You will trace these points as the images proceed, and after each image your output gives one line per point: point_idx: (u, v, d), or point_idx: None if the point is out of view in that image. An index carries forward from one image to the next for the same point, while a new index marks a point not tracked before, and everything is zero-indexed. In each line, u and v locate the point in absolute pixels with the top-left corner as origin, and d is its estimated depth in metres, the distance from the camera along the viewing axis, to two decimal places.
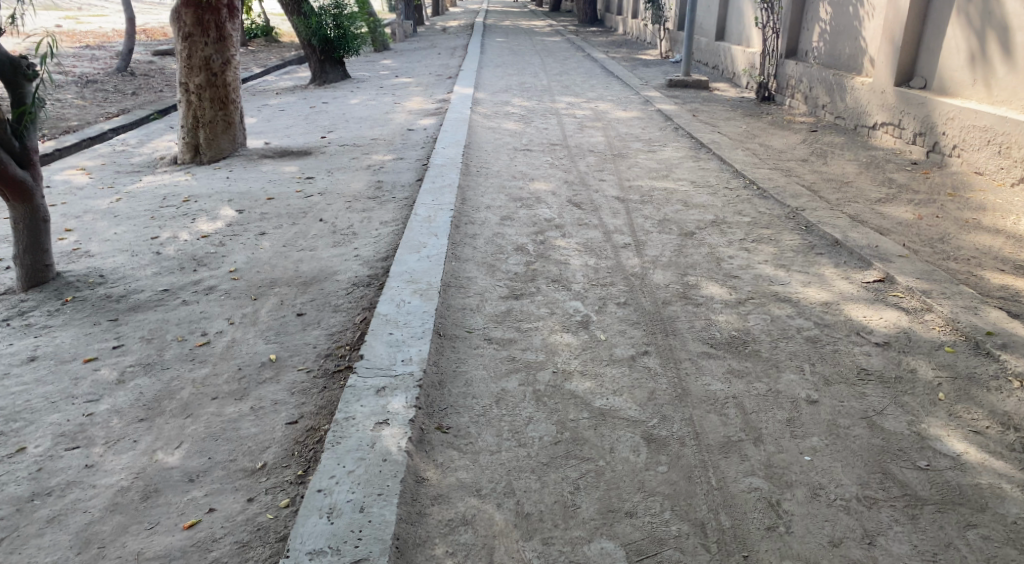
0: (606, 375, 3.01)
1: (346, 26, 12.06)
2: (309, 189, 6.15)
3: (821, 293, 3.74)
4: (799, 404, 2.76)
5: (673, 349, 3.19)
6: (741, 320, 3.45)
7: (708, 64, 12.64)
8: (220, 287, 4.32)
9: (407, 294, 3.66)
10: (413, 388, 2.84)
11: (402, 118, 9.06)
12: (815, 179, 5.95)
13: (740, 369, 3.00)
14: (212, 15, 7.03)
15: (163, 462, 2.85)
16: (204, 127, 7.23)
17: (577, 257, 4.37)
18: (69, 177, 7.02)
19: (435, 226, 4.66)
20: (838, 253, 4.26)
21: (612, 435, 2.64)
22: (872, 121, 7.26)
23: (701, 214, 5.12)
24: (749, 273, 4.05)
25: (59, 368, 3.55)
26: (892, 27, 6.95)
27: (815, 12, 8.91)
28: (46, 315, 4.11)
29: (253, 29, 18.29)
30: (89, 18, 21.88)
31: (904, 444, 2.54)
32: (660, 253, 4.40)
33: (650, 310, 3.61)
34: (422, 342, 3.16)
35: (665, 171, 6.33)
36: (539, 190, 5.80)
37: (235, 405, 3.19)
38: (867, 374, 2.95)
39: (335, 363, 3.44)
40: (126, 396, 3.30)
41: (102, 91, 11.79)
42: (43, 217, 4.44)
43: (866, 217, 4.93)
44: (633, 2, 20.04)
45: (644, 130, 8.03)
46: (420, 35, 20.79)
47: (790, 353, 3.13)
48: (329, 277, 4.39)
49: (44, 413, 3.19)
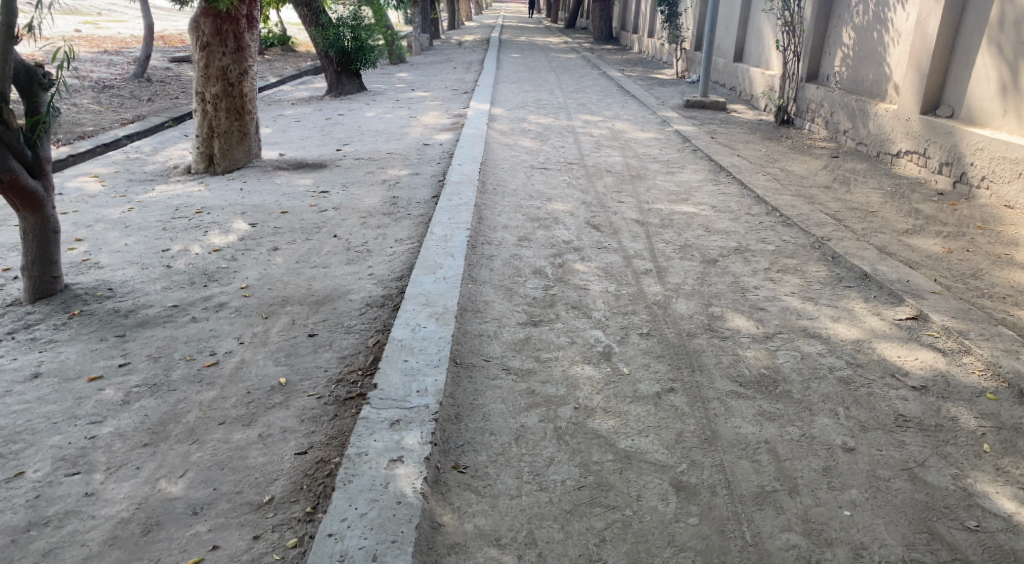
0: (630, 413, 2.89)
1: (364, 39, 11.96)
2: (323, 203, 6.06)
3: (851, 329, 3.61)
4: (835, 452, 2.64)
5: (700, 387, 3.06)
6: (770, 357, 3.32)
7: (726, 84, 12.54)
8: (230, 304, 4.22)
9: (423, 318, 3.54)
10: (429, 422, 2.71)
11: (418, 132, 8.99)
12: (838, 207, 5.81)
13: (771, 411, 2.88)
14: (231, 26, 6.96)
15: (167, 492, 2.73)
16: (219, 137, 7.16)
17: (598, 282, 4.25)
18: (81, 185, 6.94)
19: (452, 246, 4.54)
20: (867, 287, 4.13)
21: (640, 480, 2.52)
22: (896, 149, 7.14)
23: (723, 240, 4.99)
24: (776, 305, 3.92)
25: (63, 387, 3.44)
26: (919, 54, 6.83)
27: (837, 36, 8.80)
28: (52, 328, 4.01)
29: (270, 38, 18.33)
30: (107, 23, 22.03)
31: (950, 502, 2.42)
32: (683, 280, 4.28)
33: (674, 343, 3.48)
34: (438, 372, 3.04)
35: (684, 194, 6.22)
36: (557, 210, 5.69)
37: (243, 432, 3.07)
38: (904, 420, 2.82)
39: (347, 390, 3.32)
40: (130, 419, 3.18)
41: (117, 96, 11.79)
42: (53, 228, 4.34)
43: (894, 249, 4.80)
44: (650, 20, 19.98)
45: (662, 151, 7.92)
46: (436, 48, 20.79)
47: (822, 395, 3.00)
48: (342, 296, 4.28)
49: (45, 435, 3.08)
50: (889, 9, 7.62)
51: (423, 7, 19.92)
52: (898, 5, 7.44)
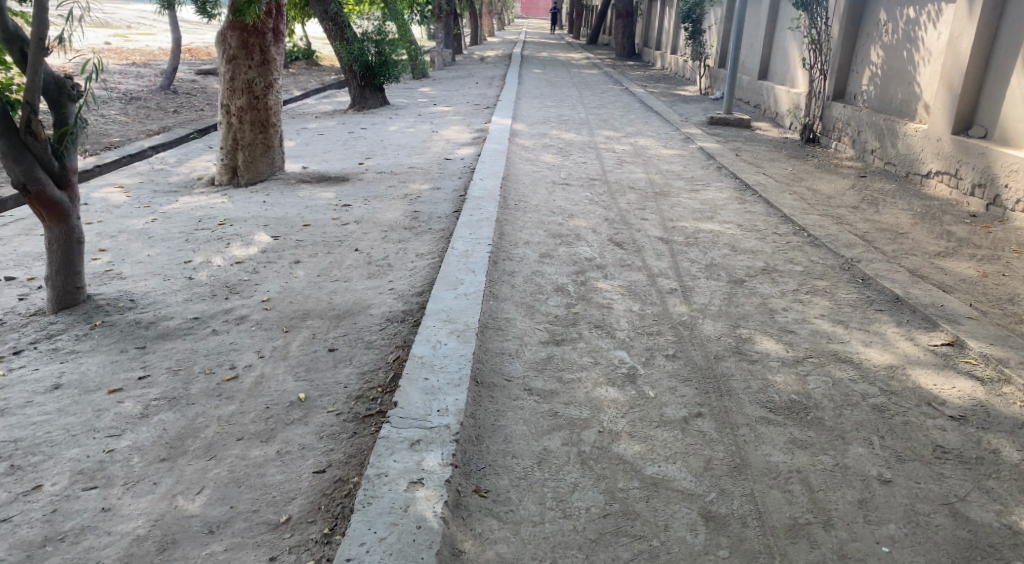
0: (656, 439, 2.81)
1: (388, 53, 12.01)
2: (345, 216, 6.05)
3: (884, 355, 3.52)
4: (870, 483, 2.55)
5: (729, 413, 2.98)
6: (800, 382, 3.23)
7: (750, 102, 12.45)
8: (251, 317, 4.19)
9: (444, 335, 3.49)
10: (449, 442, 2.65)
11: (440, 146, 9.00)
12: (867, 228, 5.70)
13: (803, 439, 2.80)
14: (257, 39, 7.00)
15: (183, 509, 2.69)
16: (243, 149, 7.19)
17: (622, 301, 4.18)
18: (106, 195, 6.99)
19: (473, 262, 4.49)
20: (900, 310, 4.03)
21: (667, 509, 2.44)
22: (926, 169, 7.02)
23: (749, 260, 4.91)
24: (806, 328, 3.83)
25: (83, 398, 3.42)
26: (951, 74, 6.73)
27: (865, 55, 8.70)
28: (74, 339, 4.00)
29: (295, 51, 18.52)
30: (136, 36, 22.39)
31: (994, 539, 2.33)
32: (709, 300, 4.20)
33: (701, 365, 3.40)
34: (459, 391, 2.97)
35: (709, 212, 6.13)
36: (579, 227, 5.63)
37: (261, 448, 3.02)
38: (943, 452, 2.73)
39: (366, 407, 3.27)
40: (148, 433, 3.15)
41: (144, 108, 11.94)
42: (77, 239, 4.34)
43: (926, 272, 4.69)
44: (673, 37, 19.93)
45: (686, 168, 7.85)
46: (458, 63, 20.89)
47: (855, 423, 2.91)
48: (363, 310, 4.24)
49: (63, 447, 3.05)
50: (920, 28, 7.53)
51: (446, 23, 20.06)
52: (930, 25, 7.36)
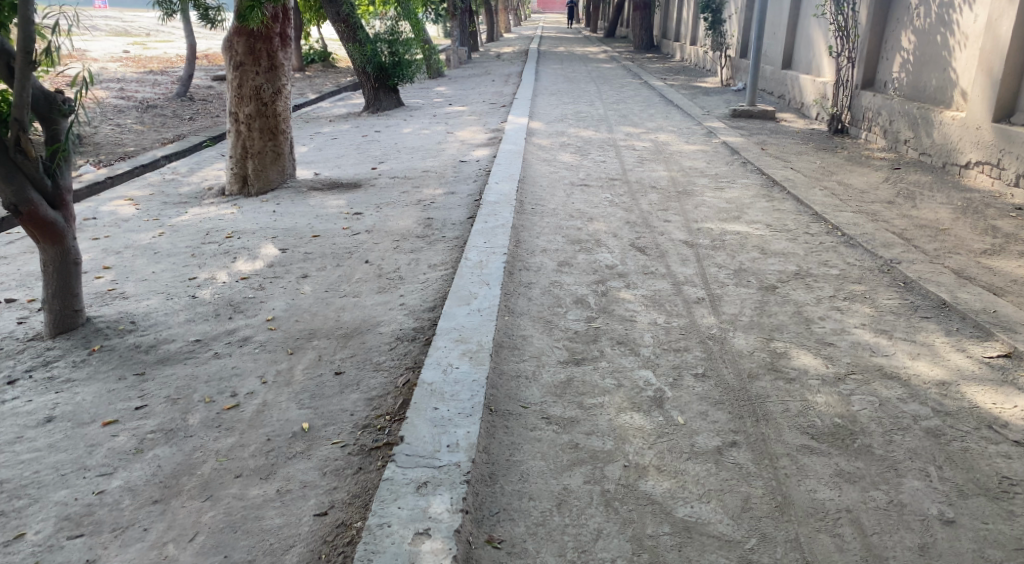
0: (688, 473, 2.56)
1: (401, 53, 11.80)
2: (356, 226, 5.84)
3: (934, 369, 3.24)
4: (931, 525, 2.31)
5: (768, 441, 2.73)
6: (844, 404, 2.97)
7: (774, 92, 12.07)
8: (255, 338, 3.99)
9: (455, 357, 3.25)
10: (459, 484, 2.42)
11: (455, 148, 8.77)
12: (905, 225, 5.38)
13: (851, 471, 2.55)
14: (264, 44, 6.79)
15: (173, 561, 2.48)
16: (253, 157, 7.02)
17: (646, 314, 3.91)
18: (115, 208, 6.86)
19: (487, 274, 4.24)
20: (947, 317, 3.75)
21: (703, 559, 2.21)
22: (964, 159, 6.70)
23: (781, 264, 4.62)
24: (846, 340, 3.55)
25: (76, 433, 3.24)
26: (990, 59, 6.46)
27: (895, 40, 8.33)
28: (70, 366, 3.82)
29: (311, 54, 18.49)
30: (154, 44, 22.44)
31: None
32: (740, 310, 3.92)
33: (734, 386, 3.13)
34: (471, 423, 2.74)
35: (736, 211, 5.85)
36: (599, 231, 5.37)
37: (260, 487, 2.81)
38: (1010, 484, 2.48)
39: (373, 438, 3.04)
40: (141, 471, 2.95)
41: (160, 115, 11.85)
42: (74, 259, 4.16)
43: (973, 273, 4.40)
44: (692, 27, 19.55)
45: (710, 164, 7.55)
46: (475, 61, 20.69)
47: (909, 451, 2.64)
48: (372, 328, 4.02)
49: (51, 490, 2.86)
50: (954, 11, 7.17)
51: (461, 21, 19.82)
52: (965, 6, 6.99)
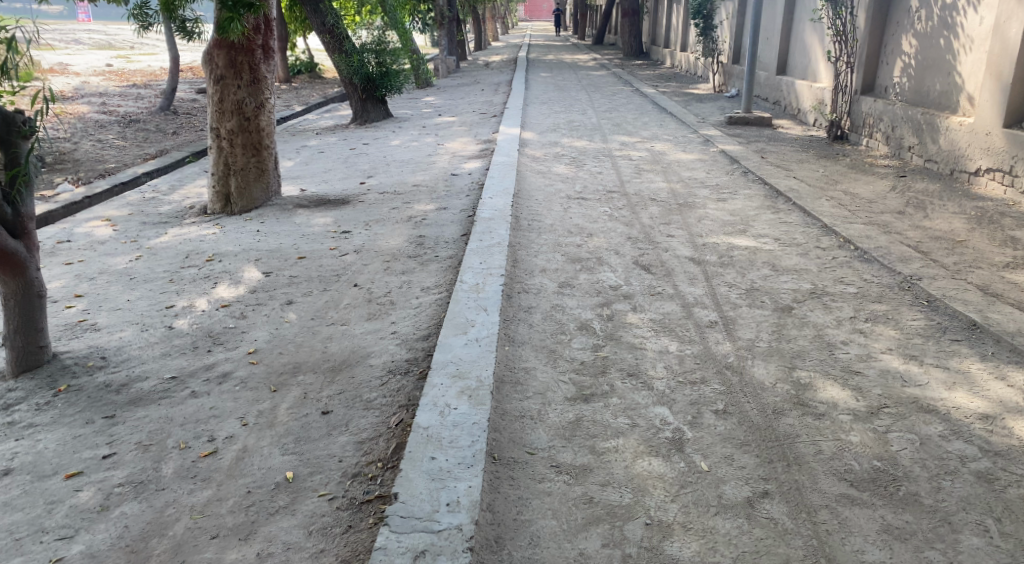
0: (719, 532, 2.30)
1: (389, 64, 11.48)
2: (344, 245, 5.55)
3: (975, 400, 2.98)
4: None
5: (803, 491, 2.46)
6: (882, 443, 2.70)
7: (770, 98, 11.86)
8: (235, 374, 3.69)
9: (452, 396, 2.95)
10: (461, 552, 2.16)
11: (446, 160, 8.50)
12: (920, 237, 5.15)
13: (900, 527, 2.30)
14: (245, 56, 6.50)
15: None
16: (235, 174, 6.72)
17: (656, 340, 3.64)
18: (92, 230, 6.54)
19: (484, 299, 3.95)
20: (979, 340, 3.50)
21: None
22: (974, 166, 6.49)
23: (795, 281, 4.37)
24: (874, 368, 3.28)
25: (35, 488, 2.95)
26: (999, 63, 6.25)
27: (896, 44, 8.11)
28: (33, 410, 3.52)
29: (297, 65, 18.19)
30: (137, 56, 22.06)
31: None
32: (756, 335, 3.66)
33: (759, 424, 2.85)
34: (472, 476, 2.45)
35: (741, 224, 5.59)
36: (599, 248, 5.11)
37: (238, 550, 2.52)
38: None
39: (364, 490, 2.75)
40: (106, 533, 2.67)
41: (143, 130, 11.52)
42: (38, 291, 3.88)
43: (999, 289, 4.16)
44: (683, 34, 19.38)
45: (709, 174, 7.32)
46: (465, 70, 20.41)
47: (961, 500, 2.40)
48: (361, 360, 3.73)
49: (4, 559, 2.59)
50: (958, 14, 6.97)
51: (449, 30, 19.54)
52: (970, 9, 6.80)
